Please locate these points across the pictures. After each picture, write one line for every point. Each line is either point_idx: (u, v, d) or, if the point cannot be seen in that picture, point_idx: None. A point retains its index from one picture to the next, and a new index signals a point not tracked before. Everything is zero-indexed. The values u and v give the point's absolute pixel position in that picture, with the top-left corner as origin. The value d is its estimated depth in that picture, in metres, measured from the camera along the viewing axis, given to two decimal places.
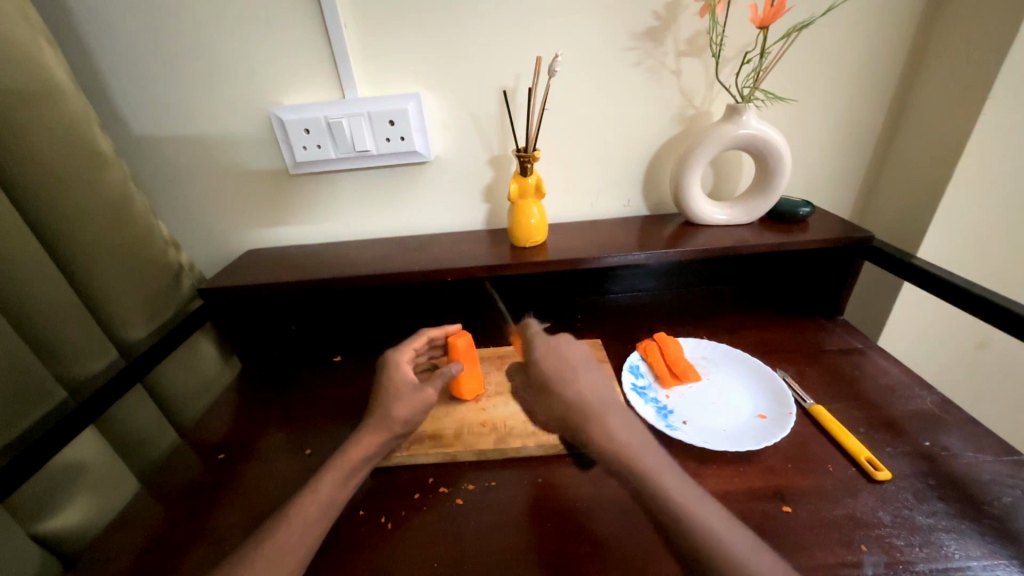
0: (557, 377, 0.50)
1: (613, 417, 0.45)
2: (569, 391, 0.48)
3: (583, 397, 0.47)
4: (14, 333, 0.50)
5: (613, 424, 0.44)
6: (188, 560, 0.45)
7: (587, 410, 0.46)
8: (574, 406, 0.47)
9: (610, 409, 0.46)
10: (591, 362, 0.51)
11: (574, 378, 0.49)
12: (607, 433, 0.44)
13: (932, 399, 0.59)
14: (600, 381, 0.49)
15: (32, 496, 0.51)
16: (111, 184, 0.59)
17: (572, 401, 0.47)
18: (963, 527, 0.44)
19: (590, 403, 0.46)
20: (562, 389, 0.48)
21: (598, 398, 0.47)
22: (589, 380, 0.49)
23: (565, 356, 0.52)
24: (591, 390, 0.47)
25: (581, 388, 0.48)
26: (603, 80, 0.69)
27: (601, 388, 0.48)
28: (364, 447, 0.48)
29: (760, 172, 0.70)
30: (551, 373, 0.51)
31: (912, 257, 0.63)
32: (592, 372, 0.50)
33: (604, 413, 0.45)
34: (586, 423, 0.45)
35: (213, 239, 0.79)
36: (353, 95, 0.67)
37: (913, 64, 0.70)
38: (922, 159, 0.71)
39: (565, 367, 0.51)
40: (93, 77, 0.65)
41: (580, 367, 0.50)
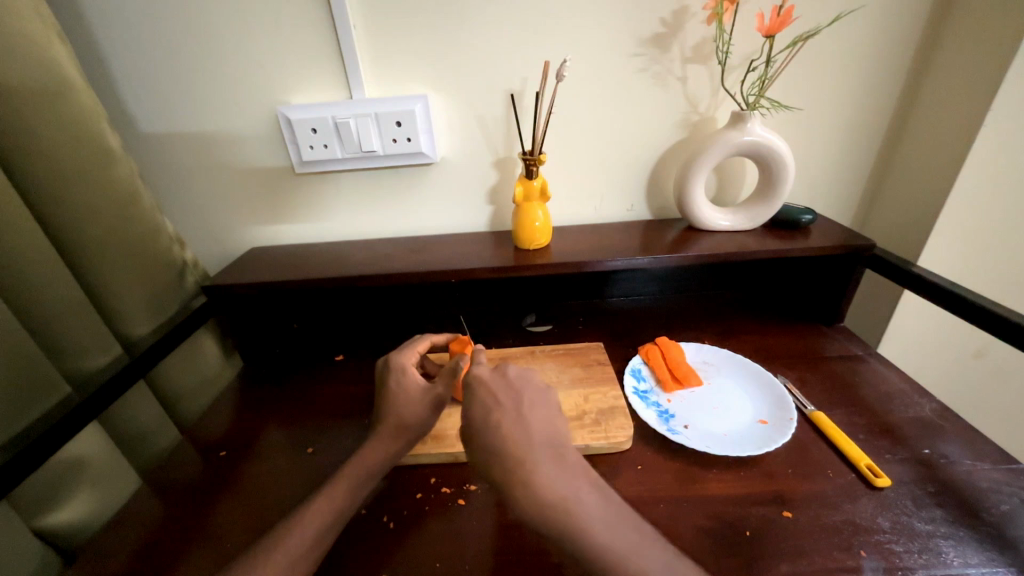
0: (483, 419, 0.43)
1: (543, 466, 0.40)
2: (495, 432, 0.42)
3: (508, 443, 0.41)
4: (20, 325, 0.50)
5: (541, 473, 0.39)
6: (191, 558, 0.45)
7: (515, 458, 0.40)
8: (500, 454, 0.41)
9: (539, 456, 0.40)
10: (533, 391, 0.45)
11: (502, 417, 0.43)
12: (535, 485, 0.39)
13: (931, 407, 0.59)
14: (540, 417, 0.43)
15: (34, 492, 0.51)
16: (117, 180, 0.59)
17: (500, 447, 0.41)
18: (961, 534, 0.44)
19: (517, 451, 0.40)
20: (492, 434, 0.42)
21: (528, 442, 0.41)
22: (524, 419, 0.43)
23: (499, 389, 0.45)
24: (521, 431, 0.42)
25: (509, 431, 0.42)
26: (609, 86, 0.70)
27: (536, 427, 0.42)
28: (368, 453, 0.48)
29: (764, 179, 0.71)
30: (478, 416, 0.43)
31: (913, 265, 0.64)
32: (535, 405, 0.44)
33: (532, 459, 0.40)
34: (514, 476, 0.39)
35: (217, 236, 0.80)
36: (361, 95, 0.68)
37: (917, 74, 0.71)
38: (923, 169, 0.72)
39: (495, 403, 0.44)
40: (102, 73, 0.66)
41: (517, 402, 0.44)
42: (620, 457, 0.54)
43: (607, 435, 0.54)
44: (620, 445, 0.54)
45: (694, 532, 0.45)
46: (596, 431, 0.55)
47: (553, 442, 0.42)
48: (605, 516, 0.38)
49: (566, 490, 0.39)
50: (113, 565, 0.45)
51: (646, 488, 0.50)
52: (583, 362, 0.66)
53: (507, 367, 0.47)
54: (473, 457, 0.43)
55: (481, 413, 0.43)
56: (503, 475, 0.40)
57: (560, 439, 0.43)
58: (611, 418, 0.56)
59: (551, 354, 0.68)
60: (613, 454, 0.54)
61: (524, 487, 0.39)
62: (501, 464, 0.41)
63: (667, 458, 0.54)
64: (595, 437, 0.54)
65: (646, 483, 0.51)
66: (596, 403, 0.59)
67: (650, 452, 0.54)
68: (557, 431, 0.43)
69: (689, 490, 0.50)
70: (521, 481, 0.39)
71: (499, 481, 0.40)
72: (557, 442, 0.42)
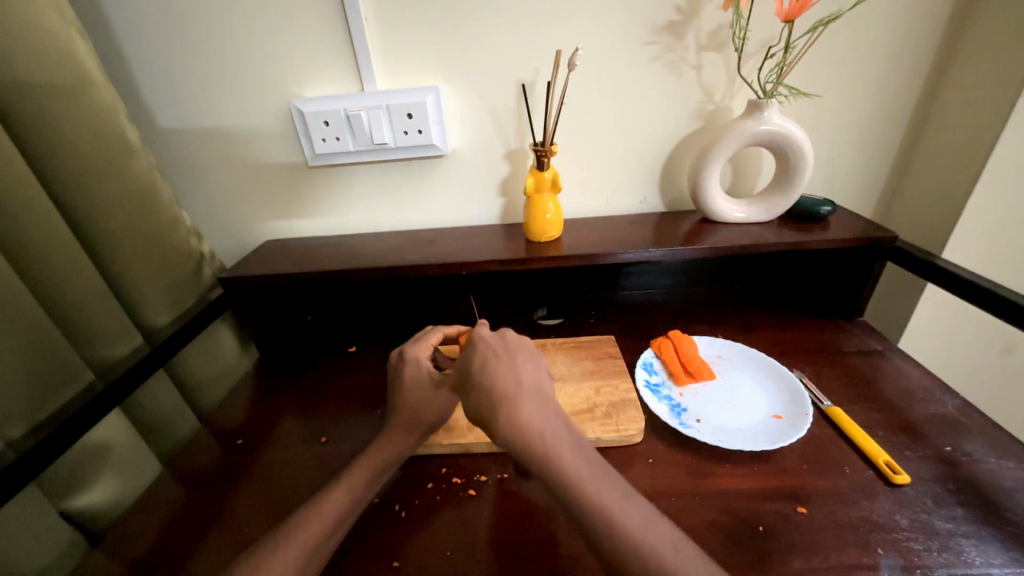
0: (479, 365, 0.45)
1: (527, 405, 0.42)
2: (488, 376, 0.44)
3: (496, 382, 0.43)
4: (45, 314, 0.51)
5: (525, 409, 0.41)
6: (210, 542, 0.46)
7: (501, 395, 0.42)
8: (487, 391, 0.43)
9: (526, 396, 0.42)
10: (527, 350, 0.47)
11: (497, 363, 0.45)
12: (518, 418, 0.41)
13: (954, 403, 0.58)
14: (530, 367, 0.45)
15: (62, 472, 0.52)
16: (137, 173, 0.60)
17: (488, 385, 0.43)
18: (984, 533, 0.43)
19: (504, 389, 0.42)
20: (483, 375, 0.44)
21: (515, 382, 0.43)
22: (515, 365, 0.45)
23: (495, 342, 0.47)
24: (511, 375, 0.44)
25: (499, 373, 0.44)
26: (622, 76, 0.69)
27: (526, 373, 0.44)
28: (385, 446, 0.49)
29: (781, 169, 0.69)
30: (475, 362, 0.45)
31: (936, 257, 0.62)
32: (525, 359, 0.46)
33: (518, 397, 0.42)
34: (499, 409, 0.42)
35: (233, 229, 0.81)
36: (372, 88, 0.68)
37: (944, 60, 0.68)
38: (949, 158, 0.70)
39: (493, 354, 0.46)
40: (121, 69, 0.67)
41: (510, 354, 0.46)
42: (631, 450, 0.54)
43: (618, 428, 0.54)
44: (632, 438, 0.54)
45: (706, 527, 0.45)
46: (607, 424, 0.55)
47: (540, 387, 0.44)
48: (582, 462, 0.39)
49: (545, 424, 0.41)
50: (137, 547, 0.47)
51: (657, 482, 0.50)
52: (594, 356, 0.66)
53: (506, 330, 0.49)
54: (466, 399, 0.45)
55: (477, 361, 0.45)
56: (490, 410, 0.42)
57: (546, 388, 0.45)
58: (622, 411, 0.56)
59: (562, 347, 0.68)
60: (624, 447, 0.54)
61: (506, 416, 0.41)
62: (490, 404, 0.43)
63: (679, 452, 0.53)
64: (606, 430, 0.54)
65: (657, 476, 0.51)
66: (607, 395, 0.59)
67: (661, 446, 0.54)
68: (544, 381, 0.45)
69: (701, 484, 0.49)
70: (505, 415, 0.41)
71: (487, 415, 0.42)
72: (543, 389, 0.44)
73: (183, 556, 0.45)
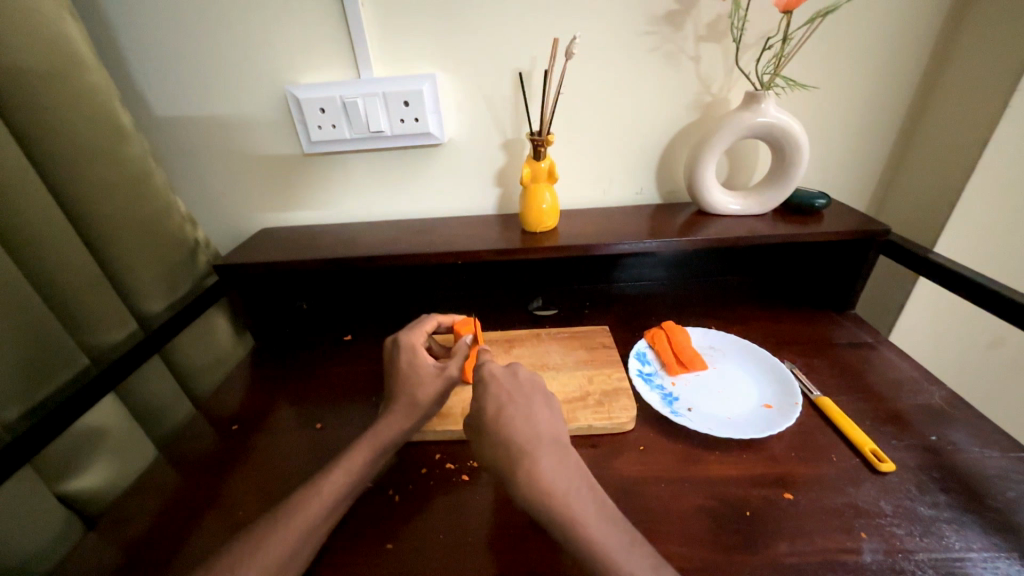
0: (495, 413, 0.45)
1: (545, 459, 0.42)
2: (503, 426, 0.43)
3: (514, 434, 0.43)
4: (38, 297, 0.51)
5: (543, 465, 0.41)
6: (206, 525, 0.47)
7: (518, 448, 0.42)
8: (504, 441, 0.43)
9: (544, 448, 0.42)
10: (542, 395, 0.47)
11: (513, 414, 0.44)
12: (536, 476, 0.40)
13: (941, 394, 0.59)
14: (546, 414, 0.45)
15: (58, 455, 0.52)
16: (131, 159, 0.60)
17: (506, 435, 0.43)
18: (965, 519, 0.44)
19: (521, 442, 0.42)
20: (500, 426, 0.44)
21: (533, 435, 0.43)
22: (533, 414, 0.45)
23: (508, 386, 0.47)
24: (527, 425, 0.44)
25: (517, 424, 0.44)
26: (619, 66, 0.69)
27: (542, 423, 0.44)
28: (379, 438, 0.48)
29: (776, 161, 0.69)
30: (491, 409, 0.45)
31: (928, 251, 0.63)
32: (540, 407, 0.46)
33: (537, 450, 0.42)
34: (517, 466, 0.41)
35: (227, 216, 0.80)
36: (368, 75, 0.67)
37: (941, 53, 0.68)
38: (942, 153, 0.70)
39: (508, 399, 0.45)
40: (113, 52, 0.66)
41: (527, 401, 0.46)
42: (622, 437, 0.55)
43: (611, 416, 0.55)
44: (623, 426, 0.55)
45: (696, 512, 0.46)
46: (600, 412, 0.55)
47: (558, 439, 0.44)
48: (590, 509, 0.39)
49: (563, 479, 0.41)
50: (133, 529, 0.47)
51: (649, 469, 0.51)
52: (588, 345, 0.66)
53: (518, 368, 0.49)
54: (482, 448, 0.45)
55: (493, 406, 0.45)
56: (506, 462, 0.42)
57: (563, 438, 0.44)
58: (614, 400, 0.57)
59: (556, 337, 0.68)
60: (616, 435, 0.55)
61: (525, 473, 0.41)
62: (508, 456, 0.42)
63: (670, 439, 0.54)
64: (599, 417, 0.55)
65: (648, 463, 0.51)
66: (599, 384, 0.59)
67: (653, 434, 0.55)
68: (561, 431, 0.45)
69: (691, 471, 0.50)
70: (522, 471, 0.41)
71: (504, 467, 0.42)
72: (561, 439, 0.44)
73: (180, 538, 0.46)
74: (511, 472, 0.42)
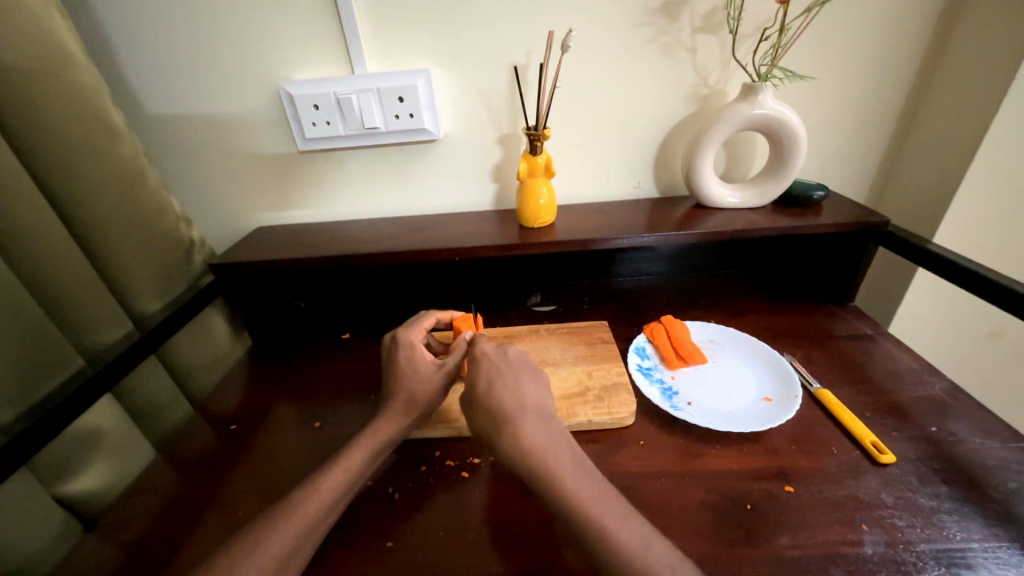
0: (484, 384, 0.46)
1: (530, 424, 0.43)
2: (489, 395, 0.45)
3: (500, 402, 0.44)
4: (32, 299, 0.50)
5: (527, 430, 0.42)
6: (205, 525, 0.47)
7: (503, 415, 0.43)
8: (490, 409, 0.44)
9: (529, 415, 0.43)
10: (530, 370, 0.48)
11: (501, 384, 0.46)
12: (519, 439, 0.42)
13: (940, 385, 0.59)
14: (532, 386, 0.47)
15: (56, 460, 0.52)
16: (123, 158, 0.59)
17: (492, 404, 0.44)
18: (966, 510, 0.44)
19: (507, 410, 0.44)
20: (487, 394, 0.45)
21: (519, 403, 0.44)
22: (519, 386, 0.46)
23: (497, 361, 0.48)
24: (513, 395, 0.45)
25: (503, 395, 0.45)
26: (616, 58, 0.68)
27: (529, 395, 0.45)
28: (376, 435, 0.48)
29: (774, 153, 0.69)
30: (479, 382, 0.46)
31: (927, 242, 0.62)
32: (526, 379, 0.47)
33: (520, 416, 0.43)
34: (510, 446, 0.42)
35: (223, 216, 0.80)
36: (363, 71, 0.67)
37: (939, 42, 0.68)
38: (941, 142, 0.70)
39: (496, 372, 0.47)
40: (103, 51, 0.65)
41: (514, 374, 0.47)
42: (623, 432, 0.54)
43: (610, 411, 0.55)
44: (623, 420, 0.54)
45: (696, 506, 0.46)
46: (599, 407, 0.55)
47: (544, 409, 0.45)
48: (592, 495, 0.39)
49: (547, 444, 0.42)
50: (132, 530, 0.47)
51: (649, 463, 0.50)
52: (587, 340, 0.66)
53: (509, 347, 0.50)
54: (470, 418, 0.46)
55: (483, 381, 0.46)
56: (492, 429, 0.43)
57: (550, 410, 0.45)
58: (614, 395, 0.56)
59: (555, 333, 0.68)
60: (616, 429, 0.55)
61: (509, 437, 0.42)
62: (494, 422, 0.44)
63: (670, 434, 0.54)
64: (599, 412, 0.54)
65: (648, 458, 0.51)
66: (599, 379, 0.59)
67: (653, 429, 0.55)
68: (547, 402, 0.46)
69: (691, 465, 0.50)
70: (506, 435, 0.42)
71: (490, 433, 0.44)
72: (546, 410, 0.45)
73: (179, 538, 0.46)
74: (510, 468, 0.42)
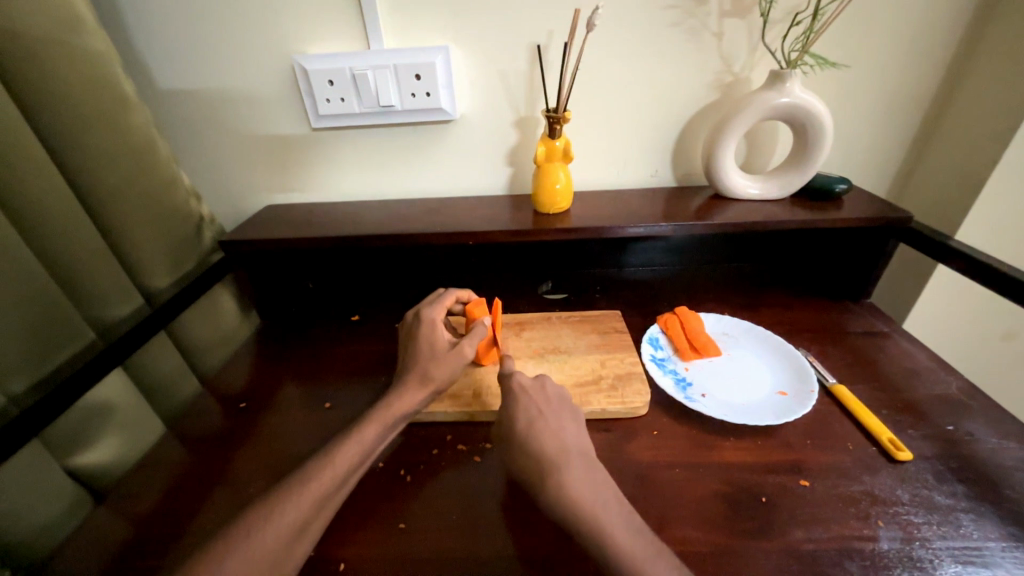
0: (526, 425, 0.45)
1: (574, 469, 0.42)
2: (532, 436, 0.44)
3: (545, 444, 0.43)
4: (44, 270, 0.50)
5: (574, 477, 0.41)
6: (215, 501, 0.47)
7: (547, 458, 0.42)
8: (533, 452, 0.43)
9: (573, 460, 0.42)
10: (568, 409, 0.48)
11: (545, 427, 0.45)
12: (567, 485, 0.40)
13: (957, 384, 0.58)
14: (572, 427, 0.46)
15: (66, 429, 0.51)
16: (134, 129, 0.58)
17: (537, 448, 0.43)
18: (983, 509, 0.44)
19: (551, 453, 0.43)
20: (530, 436, 0.44)
21: (562, 447, 0.43)
22: (561, 428, 0.45)
23: (538, 399, 0.47)
24: (555, 436, 0.44)
25: (546, 435, 0.44)
26: (639, 41, 0.66)
27: (571, 437, 0.45)
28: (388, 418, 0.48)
29: (797, 144, 0.67)
30: (521, 421, 0.45)
31: (949, 239, 0.61)
32: (566, 419, 0.46)
33: (565, 461, 0.42)
34: (545, 471, 0.41)
35: (232, 193, 0.79)
36: (379, 45, 0.65)
37: (976, 32, 0.65)
38: (971, 137, 0.68)
39: (538, 412, 0.46)
40: (114, 18, 0.64)
41: (556, 415, 0.46)
42: (635, 422, 0.54)
43: (624, 400, 0.54)
44: (636, 410, 0.54)
45: (709, 497, 0.46)
46: (613, 396, 0.55)
47: (586, 452, 0.44)
48: (596, 481, 0.41)
49: (592, 489, 0.40)
50: (144, 504, 0.47)
51: (661, 453, 0.50)
52: (600, 330, 0.65)
53: (545, 380, 0.50)
54: (511, 457, 0.45)
55: (525, 419, 0.45)
56: (536, 472, 0.42)
57: (590, 452, 0.45)
58: (627, 384, 0.56)
59: (568, 321, 0.67)
60: (629, 419, 0.54)
61: (556, 486, 0.40)
62: (537, 466, 0.42)
63: (683, 424, 0.54)
64: (612, 401, 0.54)
65: (660, 448, 0.51)
66: (612, 368, 0.59)
67: (666, 419, 0.54)
68: (587, 443, 0.45)
69: (704, 456, 0.50)
70: (553, 480, 0.41)
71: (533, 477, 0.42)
72: (587, 451, 0.44)
73: (189, 514, 0.45)
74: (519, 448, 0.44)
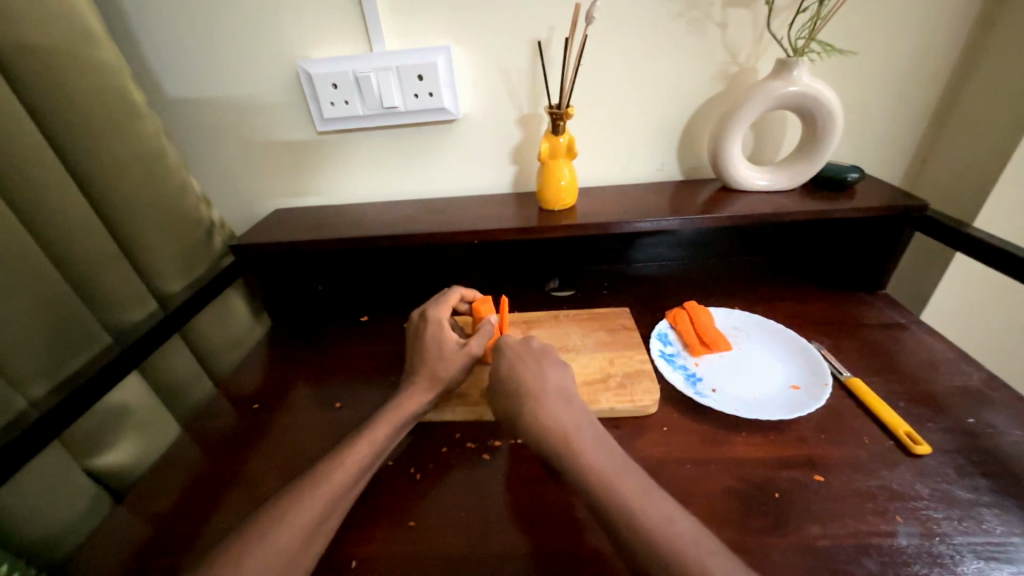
0: (508, 368, 0.49)
1: (550, 404, 0.45)
2: (513, 379, 0.47)
3: (524, 383, 0.47)
4: (60, 276, 0.51)
5: (550, 410, 0.44)
6: (229, 501, 0.47)
7: (525, 394, 0.46)
8: (514, 391, 0.46)
9: (551, 398, 0.45)
10: (552, 356, 0.50)
11: (523, 368, 0.48)
12: (541, 415, 0.43)
13: (979, 375, 0.56)
14: (555, 371, 0.48)
15: (85, 431, 0.53)
16: (145, 138, 0.59)
17: (516, 387, 0.47)
18: (1006, 504, 0.42)
19: (528, 388, 0.46)
20: (512, 377, 0.47)
21: (542, 385, 0.46)
22: (543, 372, 0.47)
23: (522, 350, 0.50)
24: (536, 376, 0.47)
25: (526, 376, 0.47)
26: (642, 34, 0.65)
27: (553, 378, 0.47)
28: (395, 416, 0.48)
29: (807, 133, 0.66)
30: (503, 365, 0.49)
31: (968, 227, 0.60)
32: (549, 365, 0.48)
33: (543, 396, 0.45)
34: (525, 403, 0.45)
35: (242, 198, 0.80)
36: (381, 47, 0.65)
37: (992, 12, 0.63)
38: (989, 121, 0.66)
39: (520, 359, 0.49)
40: (123, 30, 0.65)
41: (538, 362, 0.49)
42: (644, 419, 0.54)
43: (632, 399, 0.54)
44: (645, 409, 0.53)
45: (721, 494, 0.45)
46: (622, 395, 0.54)
47: (565, 391, 0.46)
48: (615, 472, 0.39)
49: (569, 421, 0.43)
50: (160, 504, 0.48)
51: (671, 450, 0.50)
52: (608, 327, 0.65)
53: (533, 338, 0.52)
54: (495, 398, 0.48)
55: (506, 364, 0.49)
56: (517, 404, 0.46)
57: (570, 391, 0.47)
58: (636, 383, 0.55)
59: (575, 319, 0.67)
60: (638, 417, 0.54)
61: (531, 412, 0.44)
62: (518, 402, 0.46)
63: (693, 420, 0.53)
64: (621, 400, 0.53)
65: (670, 445, 0.50)
66: (620, 365, 0.58)
67: (675, 416, 0.54)
68: (570, 385, 0.47)
69: (715, 452, 0.49)
70: (529, 410, 0.44)
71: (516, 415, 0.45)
72: (569, 393, 0.46)
73: (204, 513, 0.46)
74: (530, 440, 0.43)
